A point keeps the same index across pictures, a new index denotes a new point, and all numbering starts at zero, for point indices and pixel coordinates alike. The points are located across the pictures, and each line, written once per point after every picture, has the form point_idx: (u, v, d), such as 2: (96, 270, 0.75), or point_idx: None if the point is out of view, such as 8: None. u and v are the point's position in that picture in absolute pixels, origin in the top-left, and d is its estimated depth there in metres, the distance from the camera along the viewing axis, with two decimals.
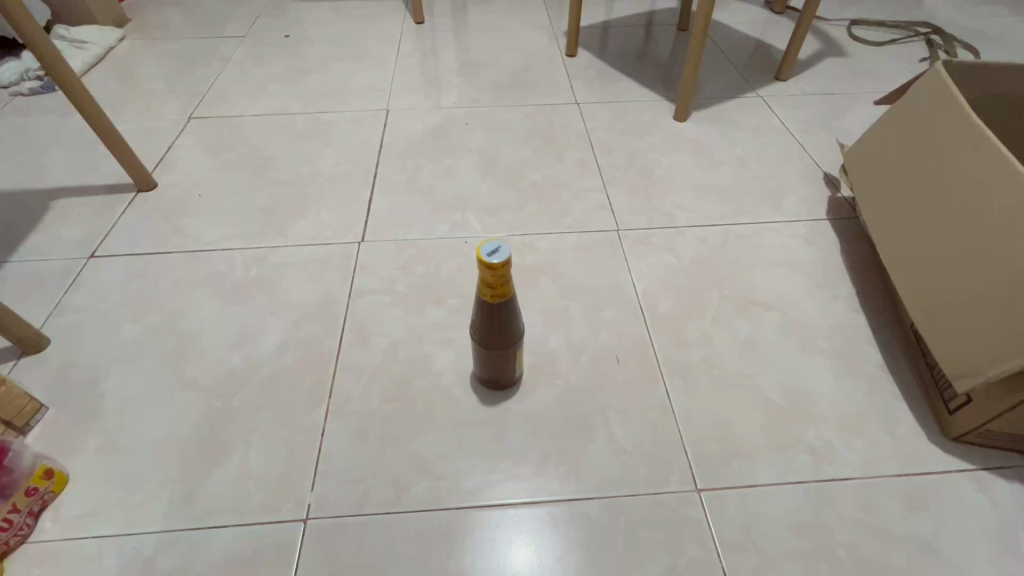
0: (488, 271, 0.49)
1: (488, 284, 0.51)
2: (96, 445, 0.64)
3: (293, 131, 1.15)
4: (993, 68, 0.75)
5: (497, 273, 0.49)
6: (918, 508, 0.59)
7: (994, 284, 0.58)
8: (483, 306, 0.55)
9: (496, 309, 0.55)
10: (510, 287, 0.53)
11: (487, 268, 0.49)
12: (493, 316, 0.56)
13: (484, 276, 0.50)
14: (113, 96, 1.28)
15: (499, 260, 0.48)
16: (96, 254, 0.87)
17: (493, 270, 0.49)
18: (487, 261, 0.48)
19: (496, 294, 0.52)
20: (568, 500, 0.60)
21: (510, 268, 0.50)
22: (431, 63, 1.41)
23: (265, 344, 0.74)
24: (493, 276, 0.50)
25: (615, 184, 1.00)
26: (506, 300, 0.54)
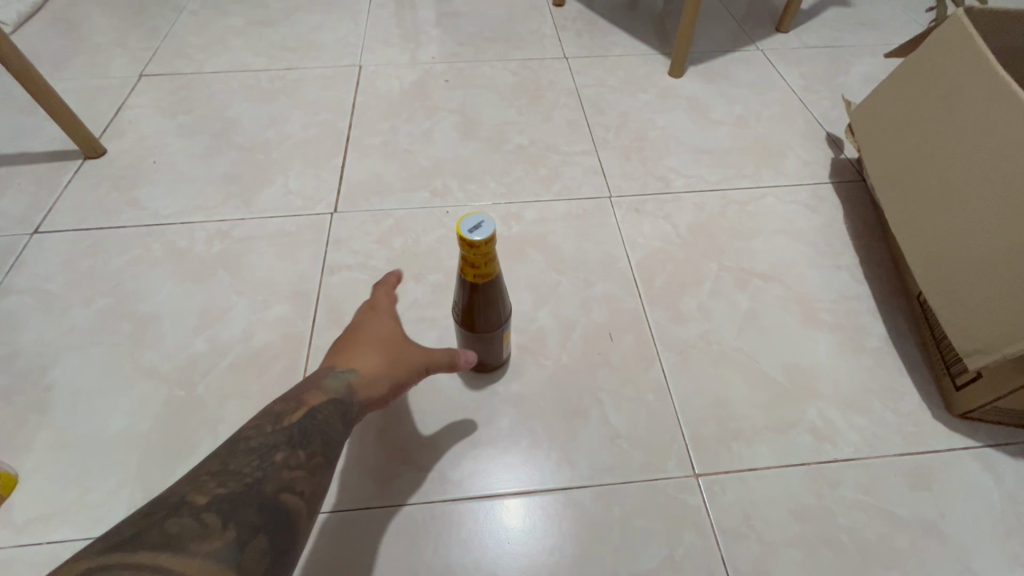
0: (467, 247, 0.44)
1: (469, 264, 0.46)
2: (46, 442, 0.59)
3: (256, 89, 1.06)
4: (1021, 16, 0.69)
5: (479, 250, 0.44)
6: (921, 488, 0.56)
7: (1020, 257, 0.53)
8: (467, 287, 0.50)
9: (481, 290, 0.50)
10: (494, 266, 0.47)
11: (468, 244, 0.43)
12: (480, 297, 0.51)
13: (465, 254, 0.45)
14: (54, 51, 1.15)
15: (481, 237, 0.43)
16: (40, 229, 0.79)
17: (475, 248, 0.43)
18: (467, 238, 0.43)
19: (480, 275, 0.47)
20: (561, 489, 0.56)
21: (494, 246, 0.44)
22: (407, 13, 1.30)
23: (231, 327, 0.68)
24: (475, 254, 0.44)
25: (606, 147, 0.94)
26: (491, 278, 0.49)
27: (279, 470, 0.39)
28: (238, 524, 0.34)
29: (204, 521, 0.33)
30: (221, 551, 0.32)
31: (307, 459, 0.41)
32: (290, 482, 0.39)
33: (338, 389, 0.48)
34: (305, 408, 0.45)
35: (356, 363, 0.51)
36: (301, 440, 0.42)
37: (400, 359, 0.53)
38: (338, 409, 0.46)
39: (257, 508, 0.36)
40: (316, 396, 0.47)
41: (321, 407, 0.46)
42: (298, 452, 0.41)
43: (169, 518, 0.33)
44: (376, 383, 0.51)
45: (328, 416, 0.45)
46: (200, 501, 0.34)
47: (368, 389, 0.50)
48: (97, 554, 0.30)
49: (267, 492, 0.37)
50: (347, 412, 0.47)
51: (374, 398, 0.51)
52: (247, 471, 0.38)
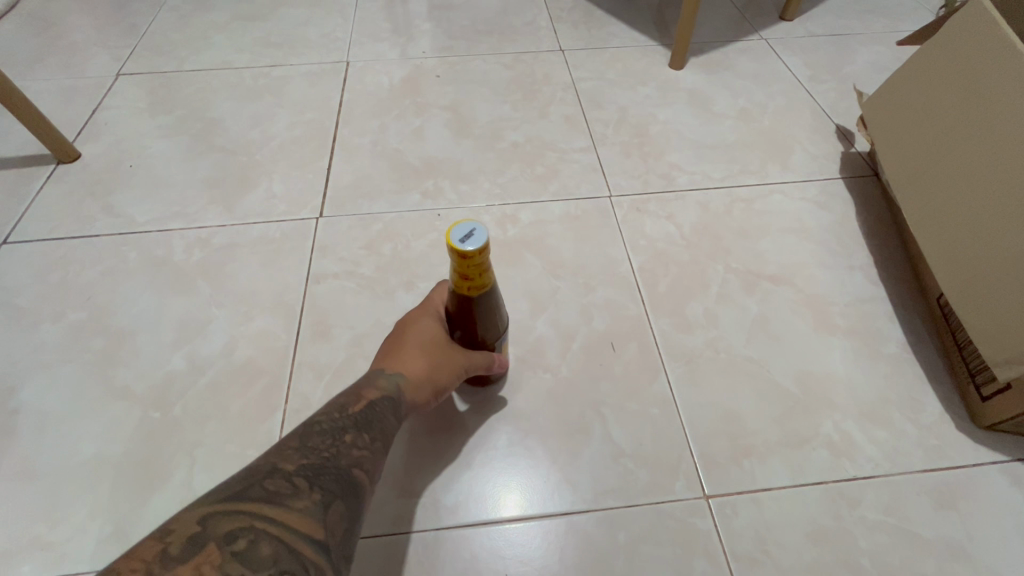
0: (456, 260, 0.40)
1: (459, 277, 0.42)
2: (12, 471, 0.55)
3: (239, 88, 1.01)
4: None
5: (469, 262, 0.40)
6: (947, 506, 0.53)
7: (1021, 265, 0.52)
8: (462, 299, 0.46)
9: (473, 302, 0.46)
10: (488, 278, 0.43)
11: (459, 255, 0.39)
12: (480, 307, 0.47)
13: (455, 265, 0.41)
14: (28, 50, 1.11)
15: (474, 247, 0.38)
16: (10, 239, 0.75)
17: (467, 259, 0.39)
18: (458, 249, 0.39)
19: (471, 287, 0.43)
20: (562, 514, 0.53)
21: (488, 256, 0.40)
22: (397, 6, 1.25)
23: (211, 341, 0.65)
24: (467, 266, 0.40)
25: (606, 143, 0.90)
26: (482, 290, 0.45)
27: (349, 449, 0.38)
28: (322, 489, 0.34)
29: (294, 483, 0.34)
30: (309, 511, 0.32)
31: (373, 442, 0.40)
32: (358, 459, 0.38)
33: (390, 388, 0.45)
34: (364, 401, 0.43)
35: (401, 365, 0.47)
36: (365, 425, 0.41)
37: (444, 364, 0.48)
38: (392, 407, 0.44)
39: (336, 478, 0.35)
40: (373, 391, 0.44)
41: (379, 402, 0.43)
42: (364, 434, 0.40)
43: (265, 479, 0.33)
44: (421, 389, 0.47)
45: (386, 409, 0.43)
46: (289, 466, 0.35)
47: (415, 392, 0.47)
48: (211, 502, 0.32)
49: (341, 465, 0.37)
50: (400, 409, 0.45)
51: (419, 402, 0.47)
52: (322, 446, 0.37)
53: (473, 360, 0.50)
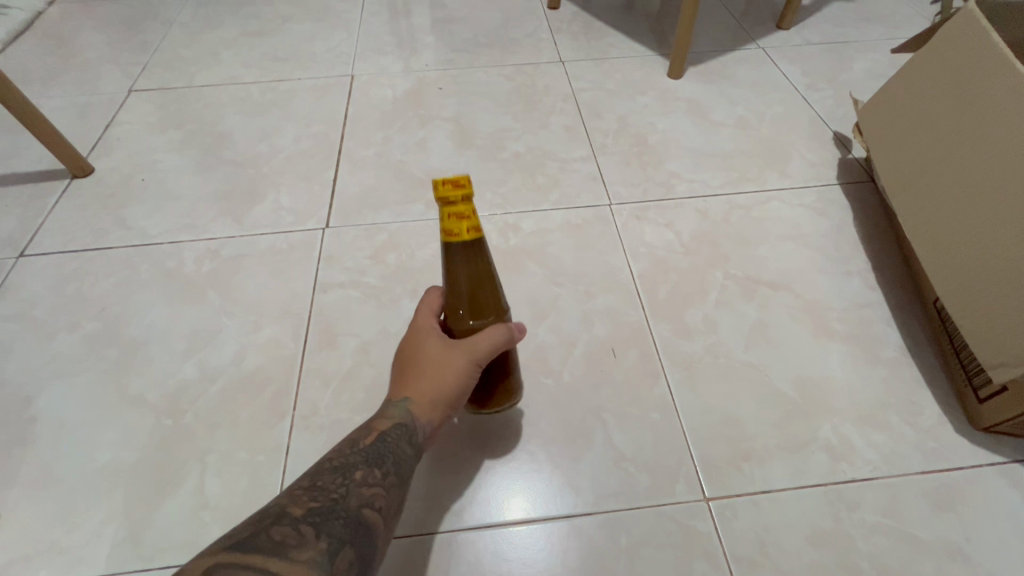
0: (442, 192, 0.36)
1: (449, 218, 0.37)
2: (30, 477, 0.57)
3: (247, 102, 1.04)
4: None
5: (456, 188, 0.36)
6: (945, 508, 0.53)
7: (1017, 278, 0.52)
8: (450, 261, 0.41)
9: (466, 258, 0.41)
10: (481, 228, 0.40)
11: (442, 186, 0.36)
12: (467, 269, 0.42)
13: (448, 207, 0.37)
14: (44, 68, 1.14)
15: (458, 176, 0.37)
16: (26, 252, 0.78)
17: (456, 188, 0.36)
18: (439, 178, 0.36)
19: (467, 229, 0.38)
20: (565, 517, 0.54)
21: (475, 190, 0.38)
22: (400, 20, 1.28)
23: (221, 350, 0.66)
24: (452, 198, 0.36)
25: (606, 152, 0.91)
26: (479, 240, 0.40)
27: (359, 487, 0.39)
28: (329, 535, 0.35)
29: (300, 530, 0.34)
30: (315, 560, 0.33)
31: (385, 477, 0.41)
32: (369, 498, 0.39)
33: (398, 416, 0.45)
34: (374, 434, 0.44)
35: (405, 387, 0.47)
36: (377, 460, 0.42)
37: (448, 367, 0.45)
38: (405, 434, 0.45)
39: (344, 522, 0.36)
40: (381, 421, 0.45)
41: (390, 433, 0.44)
42: (375, 469, 0.41)
43: (273, 526, 0.34)
44: (429, 406, 0.46)
45: (397, 439, 0.44)
46: (296, 511, 0.35)
47: (424, 411, 0.46)
48: (217, 549, 0.32)
49: (351, 507, 0.37)
50: (413, 434, 0.45)
51: (435, 419, 0.47)
52: (332, 487, 0.38)
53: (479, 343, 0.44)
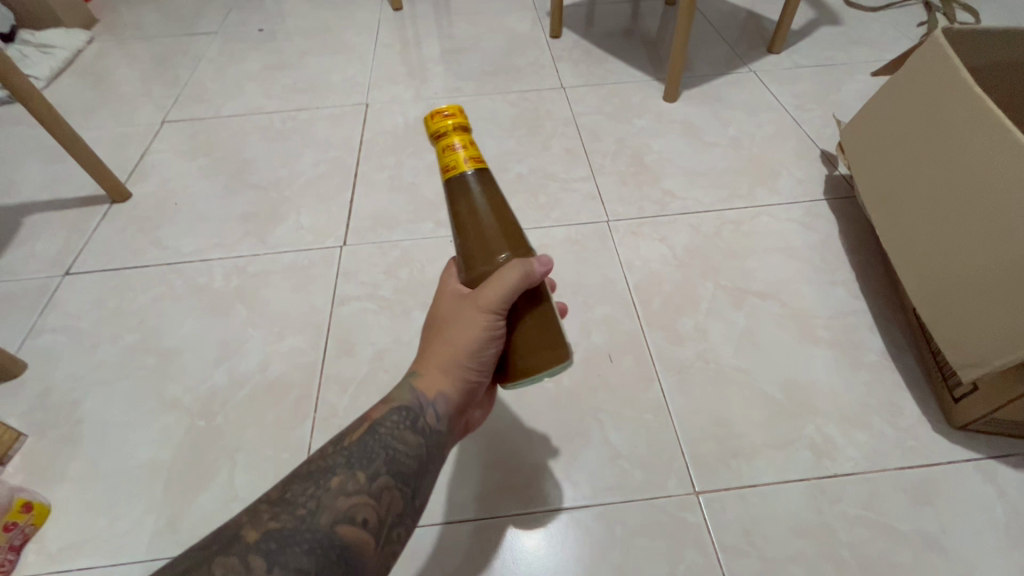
0: (433, 127, 0.39)
1: (443, 152, 0.39)
2: (78, 473, 0.63)
3: (270, 131, 1.12)
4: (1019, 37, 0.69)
5: (446, 119, 0.39)
6: (922, 501, 0.57)
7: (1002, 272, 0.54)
8: (452, 202, 0.40)
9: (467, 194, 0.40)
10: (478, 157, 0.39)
11: (432, 121, 0.39)
12: (468, 208, 0.40)
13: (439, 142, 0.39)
14: (84, 102, 1.24)
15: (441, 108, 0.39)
16: (71, 270, 0.85)
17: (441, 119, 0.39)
18: (430, 116, 0.39)
19: (464, 158, 0.39)
20: (563, 509, 0.58)
21: (465, 120, 0.39)
22: (411, 51, 1.36)
23: (248, 358, 0.72)
24: (443, 130, 0.39)
25: (604, 172, 0.97)
26: (481, 172, 0.40)
27: (334, 499, 0.38)
28: (284, 566, 0.33)
29: (250, 561, 0.33)
30: None
31: (369, 483, 0.39)
32: (346, 511, 0.37)
33: (404, 396, 0.45)
34: (368, 423, 0.43)
35: (423, 356, 0.47)
36: (361, 461, 0.40)
37: (463, 322, 0.44)
38: (404, 419, 0.44)
39: (306, 548, 0.35)
40: (379, 407, 0.44)
41: (385, 420, 0.43)
42: (357, 474, 0.40)
43: (221, 555, 0.33)
44: (445, 371, 0.46)
45: (392, 428, 0.43)
46: (251, 537, 0.34)
47: (434, 383, 0.46)
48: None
49: (320, 527, 0.36)
50: (414, 420, 0.44)
51: (451, 388, 0.46)
52: (302, 501, 0.37)
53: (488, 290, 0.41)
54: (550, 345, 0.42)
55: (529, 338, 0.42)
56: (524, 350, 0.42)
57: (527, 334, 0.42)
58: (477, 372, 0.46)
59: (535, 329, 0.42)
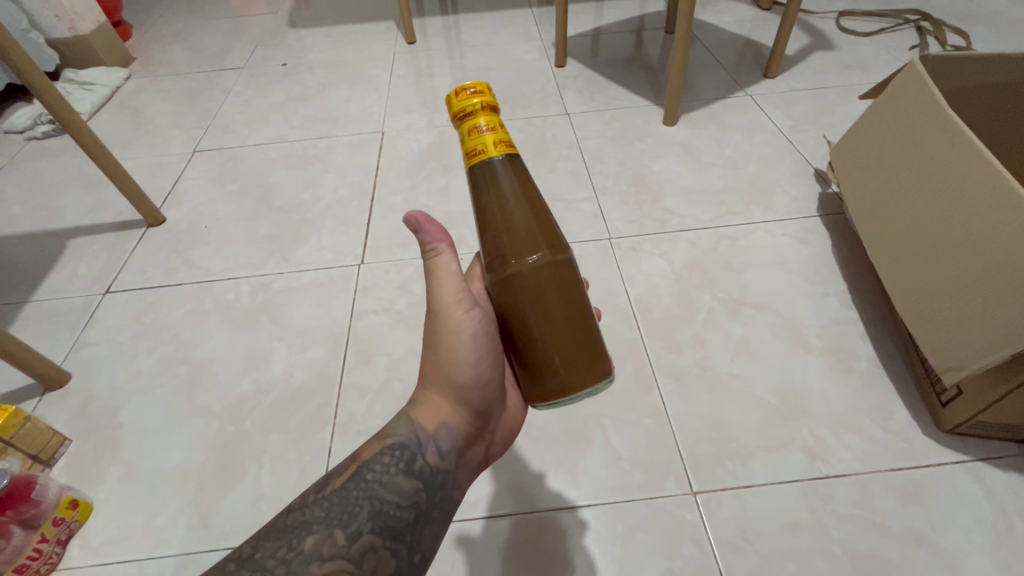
0: (456, 104, 0.37)
1: (470, 131, 0.37)
2: (117, 475, 0.68)
3: (292, 158, 1.19)
4: (1001, 60, 0.72)
5: (471, 96, 0.37)
6: (912, 500, 0.60)
7: (1014, 279, 0.54)
8: (477, 191, 0.39)
9: (497, 184, 0.38)
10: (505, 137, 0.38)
11: (455, 100, 0.37)
12: (493, 196, 0.38)
13: (463, 121, 0.38)
14: (122, 134, 1.33)
15: (462, 86, 0.37)
16: (111, 289, 0.91)
17: (465, 98, 0.37)
18: (453, 94, 0.37)
19: (492, 142, 0.37)
20: (568, 508, 0.61)
21: (489, 97, 0.37)
22: (424, 82, 1.44)
23: (273, 368, 0.77)
24: (467, 110, 0.37)
25: (607, 193, 1.02)
26: (509, 157, 0.38)
27: (309, 564, 0.38)
28: None
29: None
30: None
31: (349, 544, 0.40)
32: None
33: (399, 431, 0.46)
34: (357, 463, 0.44)
35: (421, 381, 0.48)
36: (342, 519, 0.41)
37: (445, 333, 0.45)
38: (394, 461, 0.44)
39: None
40: (371, 446, 0.45)
41: (374, 462, 0.44)
42: (336, 533, 0.40)
43: None
44: (442, 392, 0.47)
45: (381, 474, 0.43)
46: None
47: (429, 415, 0.46)
48: None
49: None
50: (409, 461, 0.44)
51: (451, 415, 0.47)
52: (274, 566, 0.38)
53: (517, 290, 0.38)
54: (581, 355, 0.39)
55: (564, 348, 0.39)
56: (558, 361, 0.39)
57: (560, 342, 0.39)
58: (474, 389, 0.47)
59: (571, 337, 0.39)
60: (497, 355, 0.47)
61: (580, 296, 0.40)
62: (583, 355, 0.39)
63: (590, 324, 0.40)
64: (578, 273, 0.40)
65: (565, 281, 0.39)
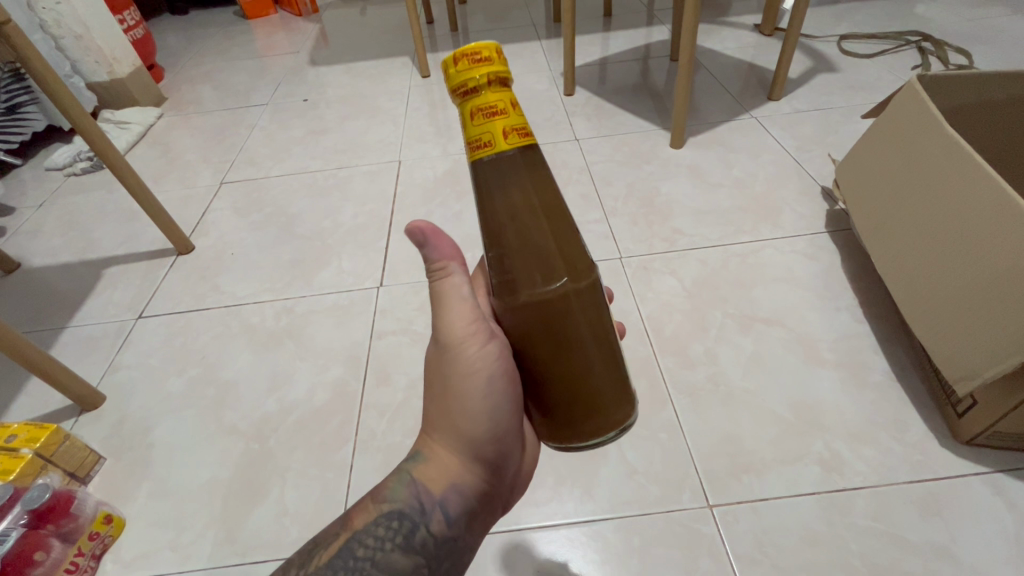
0: (457, 75, 0.35)
1: (475, 111, 0.35)
2: (149, 491, 0.70)
3: (314, 188, 1.25)
4: (994, 78, 0.75)
5: (474, 67, 0.34)
6: (932, 513, 0.59)
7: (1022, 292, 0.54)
8: (484, 195, 0.38)
9: (516, 191, 0.37)
10: (518, 115, 0.36)
11: (462, 74, 0.34)
12: (506, 207, 0.37)
13: (471, 97, 0.35)
14: (154, 169, 1.41)
15: (467, 54, 0.34)
16: (144, 314, 0.96)
17: (473, 71, 0.34)
18: (458, 66, 0.34)
19: (501, 126, 0.36)
20: (584, 521, 0.62)
21: (497, 67, 0.35)
22: (439, 112, 1.51)
23: (296, 388, 0.80)
24: (477, 87, 0.35)
25: (617, 214, 1.05)
26: (523, 147, 0.37)
27: None
28: None
29: None
30: None
31: None
32: None
33: (399, 495, 0.44)
34: (350, 533, 0.43)
35: (429, 431, 0.47)
36: None
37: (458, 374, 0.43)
38: (390, 532, 0.43)
39: None
40: (366, 514, 0.44)
41: (367, 532, 0.43)
42: None
43: None
44: (451, 441, 0.45)
45: (373, 548, 0.42)
46: None
47: (435, 472, 0.45)
48: None
49: None
50: (410, 529, 0.43)
51: (458, 471, 0.46)
52: None
53: (539, 316, 0.38)
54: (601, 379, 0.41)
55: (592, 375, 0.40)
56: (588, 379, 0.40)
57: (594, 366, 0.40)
58: (486, 438, 0.46)
59: (600, 371, 0.41)
60: (511, 402, 0.46)
61: (603, 325, 0.41)
62: (607, 398, 0.42)
63: (611, 358, 0.41)
64: (599, 293, 0.40)
65: (593, 304, 0.39)
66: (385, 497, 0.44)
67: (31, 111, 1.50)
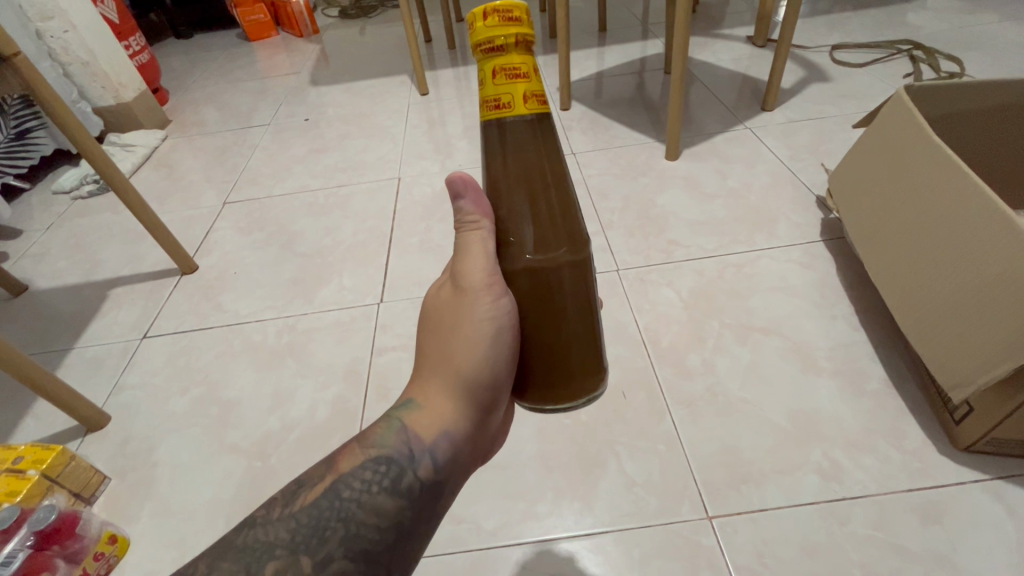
0: (485, 30, 0.34)
1: (498, 69, 0.35)
2: (153, 510, 0.71)
3: (314, 206, 1.27)
4: (981, 86, 0.76)
5: (504, 24, 0.34)
6: (932, 521, 0.59)
7: (1010, 296, 0.55)
8: (491, 160, 0.37)
9: (526, 158, 0.37)
10: (537, 81, 0.36)
11: (489, 28, 0.34)
12: (509, 176, 0.37)
13: (495, 55, 0.35)
14: (158, 191, 1.43)
15: (497, 10, 0.34)
16: (148, 334, 0.97)
17: (501, 29, 0.34)
18: (486, 21, 0.34)
19: (522, 90, 0.35)
20: (585, 534, 0.63)
21: (525, 28, 0.35)
22: (437, 129, 1.53)
23: (298, 405, 0.81)
24: (502, 46, 0.34)
25: (613, 227, 1.06)
26: (540, 115, 0.37)
27: None
28: None
29: None
30: None
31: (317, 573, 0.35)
32: None
33: (389, 441, 0.41)
34: (337, 474, 0.39)
35: (426, 379, 0.44)
36: (308, 544, 0.36)
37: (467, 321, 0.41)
38: (378, 475, 0.39)
39: None
40: (355, 456, 0.40)
41: (355, 473, 0.39)
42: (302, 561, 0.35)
43: None
44: (449, 388, 0.43)
45: (361, 490, 0.38)
46: None
47: (428, 421, 0.42)
48: None
49: None
50: (397, 474, 0.40)
51: (452, 421, 0.43)
52: None
53: (541, 280, 0.39)
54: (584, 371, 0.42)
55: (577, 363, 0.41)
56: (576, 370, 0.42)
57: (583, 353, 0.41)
58: (484, 389, 0.43)
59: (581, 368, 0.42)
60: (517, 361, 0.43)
61: (592, 320, 0.42)
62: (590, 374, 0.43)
63: (595, 358, 0.43)
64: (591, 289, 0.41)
65: (584, 288, 0.40)
66: (374, 441, 0.41)
67: (39, 136, 1.54)
